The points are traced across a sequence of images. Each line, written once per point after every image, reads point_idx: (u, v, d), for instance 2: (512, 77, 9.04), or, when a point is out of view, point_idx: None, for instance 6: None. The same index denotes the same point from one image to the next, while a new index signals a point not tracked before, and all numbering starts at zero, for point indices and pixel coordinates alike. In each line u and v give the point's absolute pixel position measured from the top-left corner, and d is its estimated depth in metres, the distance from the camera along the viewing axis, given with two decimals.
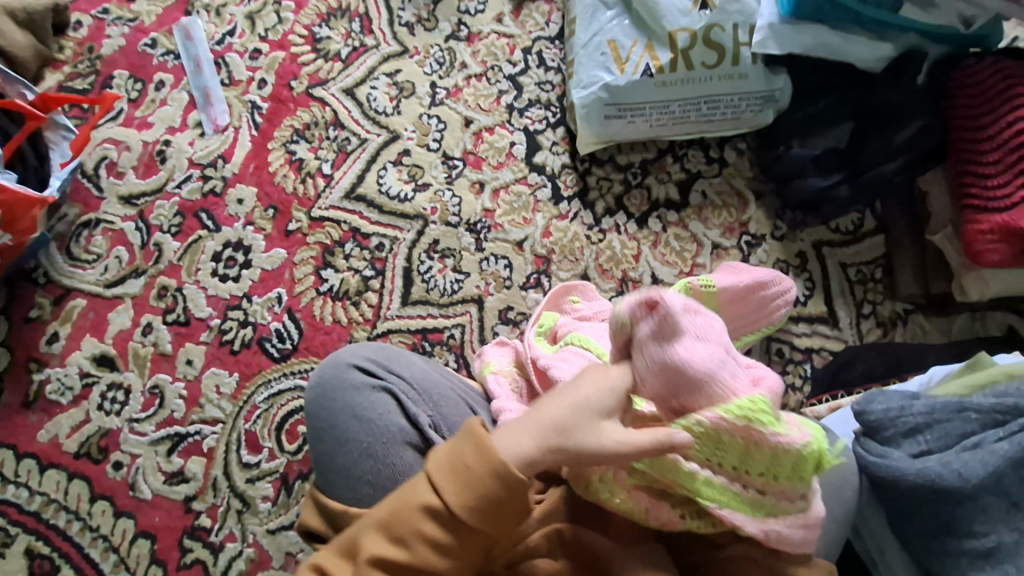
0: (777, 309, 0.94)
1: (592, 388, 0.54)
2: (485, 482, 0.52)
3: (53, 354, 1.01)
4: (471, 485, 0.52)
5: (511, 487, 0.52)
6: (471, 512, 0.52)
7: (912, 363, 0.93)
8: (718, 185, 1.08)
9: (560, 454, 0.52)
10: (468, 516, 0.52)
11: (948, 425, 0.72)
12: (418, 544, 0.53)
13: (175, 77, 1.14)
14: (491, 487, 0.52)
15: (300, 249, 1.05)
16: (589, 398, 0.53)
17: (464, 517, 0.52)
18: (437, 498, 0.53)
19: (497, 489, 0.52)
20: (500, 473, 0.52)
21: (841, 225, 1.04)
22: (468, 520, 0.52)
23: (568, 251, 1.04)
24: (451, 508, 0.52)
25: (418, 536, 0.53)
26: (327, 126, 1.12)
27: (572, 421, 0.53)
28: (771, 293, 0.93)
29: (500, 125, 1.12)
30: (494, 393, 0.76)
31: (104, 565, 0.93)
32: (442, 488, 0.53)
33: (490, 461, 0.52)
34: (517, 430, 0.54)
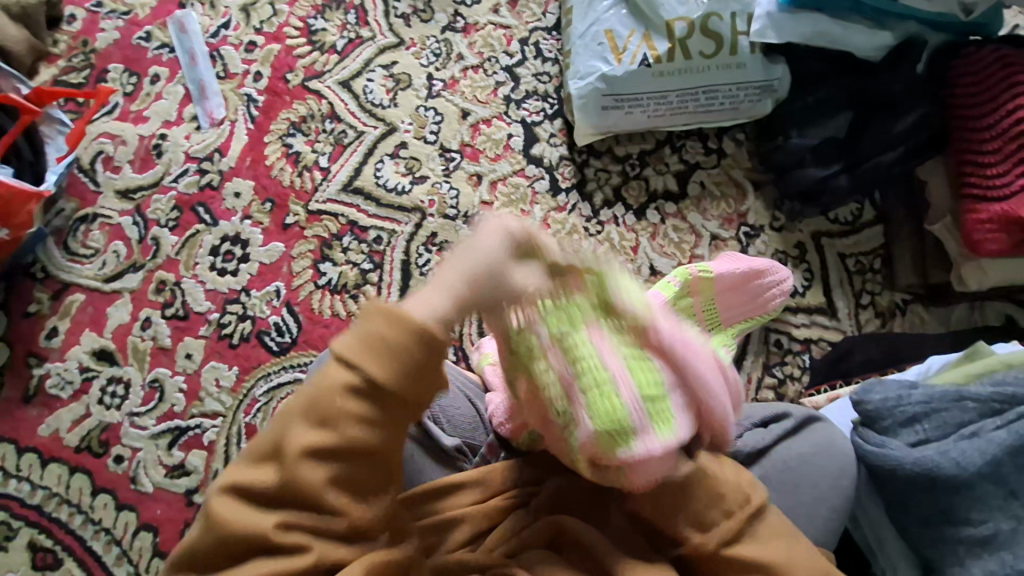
0: (774, 295, 0.96)
1: (489, 240, 0.53)
2: (400, 349, 0.51)
3: (52, 349, 1.01)
4: (389, 355, 0.51)
5: (425, 351, 0.51)
6: (388, 379, 0.51)
7: (911, 351, 0.93)
8: (716, 175, 1.07)
9: (471, 304, 0.53)
10: (390, 385, 0.51)
11: (946, 414, 0.72)
12: (340, 426, 0.51)
13: (170, 70, 1.14)
14: (407, 352, 0.51)
15: (298, 243, 1.05)
16: (489, 251, 0.53)
17: (386, 385, 0.51)
18: (354, 376, 0.51)
19: (415, 353, 0.51)
20: (414, 338, 0.51)
21: (840, 216, 1.04)
22: (393, 389, 0.51)
23: (567, 243, 1.04)
24: (369, 381, 0.51)
25: (337, 417, 0.51)
26: (324, 118, 1.11)
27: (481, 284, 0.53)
28: (765, 279, 0.95)
29: (497, 117, 1.11)
30: (490, 382, 0.78)
31: (107, 557, 0.93)
32: (357, 365, 0.51)
33: (403, 330, 0.51)
34: (423, 298, 0.52)
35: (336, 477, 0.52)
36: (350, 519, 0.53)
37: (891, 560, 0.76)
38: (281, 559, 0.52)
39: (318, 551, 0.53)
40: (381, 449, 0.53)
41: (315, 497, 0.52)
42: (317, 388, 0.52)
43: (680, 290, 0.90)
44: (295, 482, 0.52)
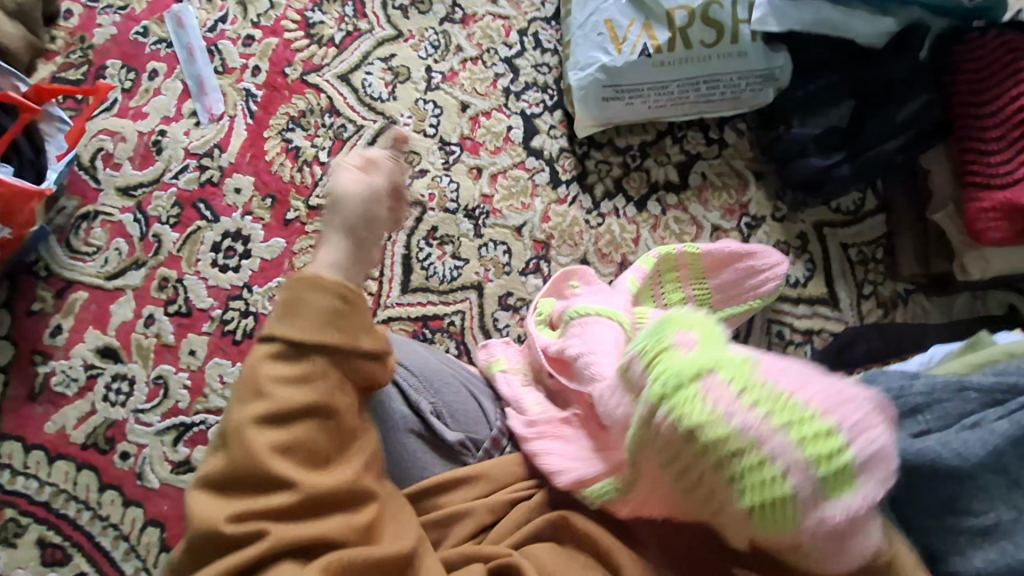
0: (765, 280, 0.93)
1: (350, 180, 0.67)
2: (320, 300, 0.57)
3: (57, 347, 1.02)
4: (313, 307, 0.56)
5: (338, 300, 0.57)
6: (310, 336, 0.56)
7: (912, 341, 0.92)
8: (718, 166, 1.07)
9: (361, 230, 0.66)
10: (310, 337, 0.56)
11: (947, 404, 0.72)
12: (277, 388, 0.54)
13: (168, 66, 1.13)
14: (323, 302, 0.57)
15: (299, 239, 1.05)
16: (353, 188, 0.67)
17: (311, 340, 0.56)
18: (281, 341, 0.55)
19: (329, 304, 0.57)
20: (330, 291, 0.57)
21: (842, 206, 1.03)
22: (318, 339, 0.56)
23: (567, 236, 1.04)
24: (297, 337, 0.55)
25: (275, 378, 0.54)
26: (323, 113, 1.11)
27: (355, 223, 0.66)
28: (761, 259, 0.93)
29: (497, 110, 1.11)
30: (504, 390, 0.78)
31: (115, 553, 0.94)
32: (284, 328, 0.56)
33: (315, 281, 0.57)
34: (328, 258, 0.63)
35: (285, 445, 0.53)
36: (308, 490, 0.52)
37: None
38: (246, 544, 0.51)
39: (278, 533, 0.51)
40: (324, 409, 0.55)
41: (267, 469, 0.52)
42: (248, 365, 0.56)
43: (661, 265, 0.92)
44: (245, 459, 0.52)
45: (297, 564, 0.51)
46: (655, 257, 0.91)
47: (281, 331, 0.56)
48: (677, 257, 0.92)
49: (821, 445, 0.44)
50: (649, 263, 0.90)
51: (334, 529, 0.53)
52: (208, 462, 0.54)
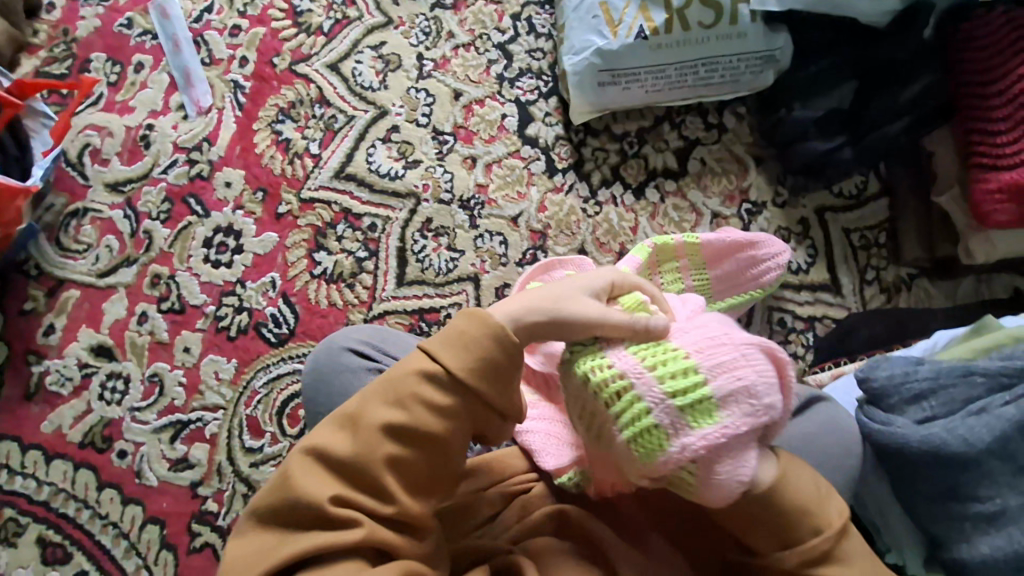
0: (767, 269, 0.91)
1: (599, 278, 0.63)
2: (484, 344, 0.55)
3: (50, 346, 1.00)
4: (474, 345, 0.55)
5: (507, 353, 0.55)
6: (472, 372, 0.54)
7: (916, 327, 0.91)
8: (717, 152, 1.04)
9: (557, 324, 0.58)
10: (469, 378, 0.54)
11: (953, 390, 0.71)
12: (415, 406, 0.54)
13: (154, 58, 1.11)
14: (488, 349, 0.55)
15: (292, 232, 1.03)
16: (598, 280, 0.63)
17: (468, 380, 0.54)
18: (436, 364, 0.55)
19: (497, 353, 0.55)
20: (498, 335, 0.55)
21: (844, 190, 1.01)
22: (470, 382, 0.54)
23: (565, 225, 1.02)
24: (451, 371, 0.54)
25: (418, 398, 0.54)
26: (313, 103, 1.09)
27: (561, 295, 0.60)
28: (766, 247, 0.92)
29: (490, 97, 1.08)
30: None
31: (116, 551, 0.94)
32: (443, 353, 0.55)
33: (491, 326, 0.55)
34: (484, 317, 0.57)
35: (398, 459, 0.54)
36: (398, 506, 0.53)
37: (897, 539, 0.74)
38: (335, 531, 0.51)
39: (369, 527, 0.52)
40: (442, 443, 0.54)
41: (375, 469, 0.53)
42: (395, 374, 0.55)
43: (658, 255, 0.88)
44: (364, 450, 0.53)
45: (367, 564, 0.51)
46: (650, 247, 0.88)
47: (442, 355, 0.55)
48: (676, 247, 0.89)
49: (679, 378, 0.53)
50: (643, 252, 0.86)
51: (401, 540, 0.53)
52: (322, 433, 0.55)
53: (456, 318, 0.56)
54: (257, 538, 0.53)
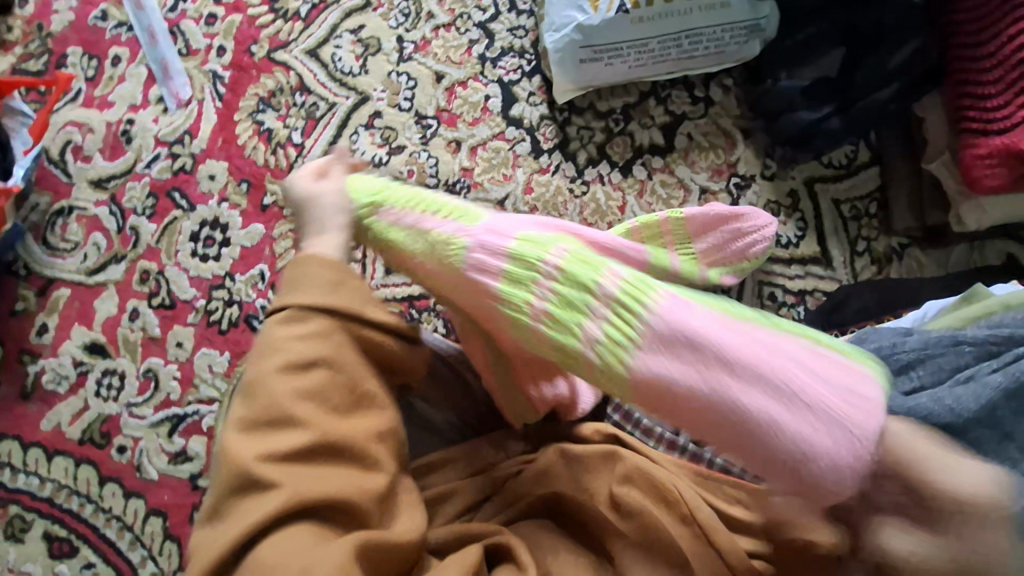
0: (753, 241, 0.91)
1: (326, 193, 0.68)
2: (323, 271, 0.60)
3: (44, 346, 1.01)
4: (318, 278, 0.60)
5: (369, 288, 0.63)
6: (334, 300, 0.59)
7: (906, 297, 0.89)
8: (704, 126, 1.03)
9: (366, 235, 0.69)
10: (328, 302, 0.58)
11: (942, 359, 0.69)
12: (292, 343, 0.56)
13: (131, 50, 1.09)
14: (327, 274, 0.60)
15: (278, 224, 1.03)
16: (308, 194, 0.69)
17: (322, 302, 0.58)
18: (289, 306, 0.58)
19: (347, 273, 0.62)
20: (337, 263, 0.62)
21: (834, 160, 1.00)
22: (326, 300, 0.58)
23: (551, 206, 1.01)
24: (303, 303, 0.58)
25: (292, 336, 0.56)
26: (293, 92, 1.07)
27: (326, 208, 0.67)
28: (749, 216, 0.91)
29: (473, 79, 1.07)
30: None
31: (121, 543, 0.95)
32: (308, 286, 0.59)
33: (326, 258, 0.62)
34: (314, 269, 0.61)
35: (307, 396, 0.54)
36: (322, 434, 0.52)
37: None
38: (270, 490, 0.50)
39: (296, 481, 0.50)
40: (337, 361, 0.56)
41: (291, 415, 0.52)
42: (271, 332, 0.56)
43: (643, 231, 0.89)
44: (274, 410, 0.53)
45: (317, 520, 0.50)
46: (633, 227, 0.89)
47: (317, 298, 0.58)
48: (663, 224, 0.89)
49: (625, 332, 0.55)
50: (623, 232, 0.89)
51: (347, 486, 0.52)
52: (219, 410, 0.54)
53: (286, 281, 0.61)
54: (210, 532, 0.51)
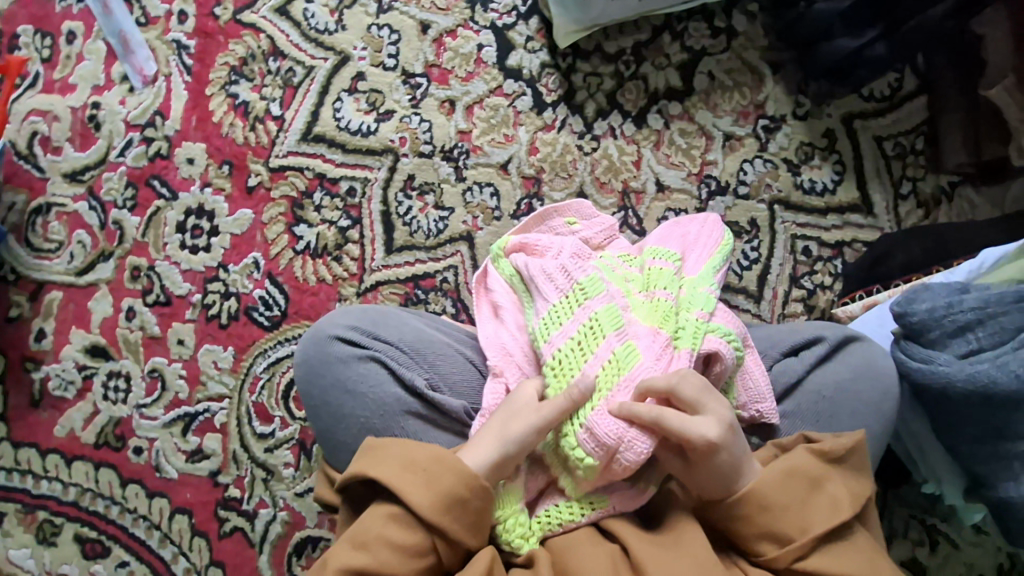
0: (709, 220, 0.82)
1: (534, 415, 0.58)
2: (452, 480, 0.54)
3: (45, 351, 0.97)
4: (441, 482, 0.54)
5: (482, 490, 0.55)
6: (438, 510, 0.53)
7: (959, 245, 0.80)
8: (726, 62, 0.92)
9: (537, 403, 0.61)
10: (436, 519, 0.53)
11: (1006, 318, 0.64)
12: (380, 550, 0.53)
13: (85, 24, 0.98)
14: (450, 483, 0.54)
15: (267, 207, 0.95)
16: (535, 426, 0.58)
17: (432, 516, 0.53)
18: (404, 503, 0.54)
19: (467, 493, 0.54)
20: (469, 475, 0.54)
21: (876, 91, 0.90)
22: (437, 519, 0.53)
23: (560, 167, 0.92)
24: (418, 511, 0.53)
25: (384, 542, 0.53)
26: (266, 57, 0.97)
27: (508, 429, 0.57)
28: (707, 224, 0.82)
29: (463, 26, 0.95)
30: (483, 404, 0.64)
31: (151, 542, 0.95)
32: (375, 469, 0.55)
33: (452, 462, 0.55)
34: (450, 468, 0.54)
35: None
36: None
37: (935, 470, 0.75)
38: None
39: None
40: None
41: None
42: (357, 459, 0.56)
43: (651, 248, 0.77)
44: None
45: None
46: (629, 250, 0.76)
47: (389, 483, 0.54)
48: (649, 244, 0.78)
49: None
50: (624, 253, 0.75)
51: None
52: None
53: (401, 477, 0.54)
54: None
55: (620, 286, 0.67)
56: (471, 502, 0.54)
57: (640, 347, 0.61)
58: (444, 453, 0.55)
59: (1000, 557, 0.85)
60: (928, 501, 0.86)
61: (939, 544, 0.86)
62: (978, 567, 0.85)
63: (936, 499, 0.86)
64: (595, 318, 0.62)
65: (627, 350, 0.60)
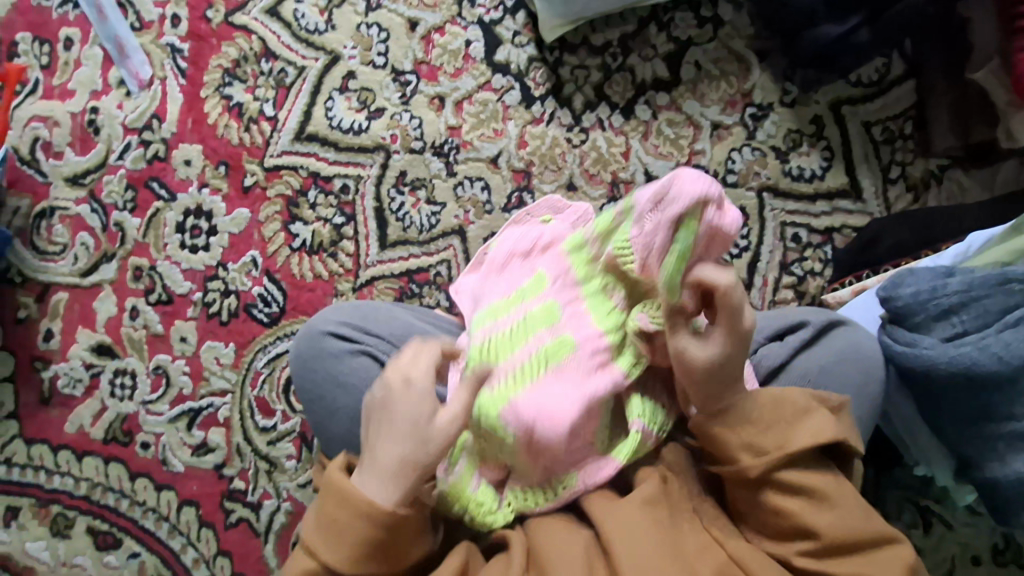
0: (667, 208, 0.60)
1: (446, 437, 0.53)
2: (354, 527, 0.52)
3: (53, 351, 1.00)
4: (346, 532, 0.52)
5: (395, 521, 0.52)
6: (356, 557, 0.52)
7: (947, 229, 0.81)
8: (713, 51, 0.92)
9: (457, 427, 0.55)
10: (352, 566, 0.52)
11: (988, 301, 0.64)
12: None
13: (82, 30, 1.00)
14: (357, 532, 0.52)
15: (263, 206, 0.97)
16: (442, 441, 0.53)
17: (346, 567, 0.52)
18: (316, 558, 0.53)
19: (378, 533, 0.52)
20: (365, 516, 0.51)
21: (863, 76, 0.90)
22: (355, 567, 0.52)
23: (549, 160, 0.93)
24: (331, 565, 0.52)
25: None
26: (258, 59, 0.98)
27: (403, 450, 0.52)
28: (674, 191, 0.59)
29: (450, 23, 0.96)
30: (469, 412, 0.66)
31: (160, 533, 0.98)
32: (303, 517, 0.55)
33: (352, 500, 0.52)
34: (347, 516, 0.52)
35: None
36: None
37: (925, 453, 0.77)
38: None
39: None
40: None
41: None
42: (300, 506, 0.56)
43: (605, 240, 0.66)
44: None
45: None
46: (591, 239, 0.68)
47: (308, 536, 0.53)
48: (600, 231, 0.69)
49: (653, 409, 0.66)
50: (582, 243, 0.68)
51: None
52: None
53: (313, 535, 0.53)
54: None
55: (580, 274, 0.66)
56: (382, 536, 0.52)
57: (570, 343, 0.62)
58: (343, 486, 0.52)
59: (992, 537, 0.86)
60: (919, 483, 0.87)
61: (933, 525, 0.87)
62: (971, 548, 0.86)
63: (928, 480, 0.87)
64: (523, 336, 0.63)
65: (553, 349, 0.62)
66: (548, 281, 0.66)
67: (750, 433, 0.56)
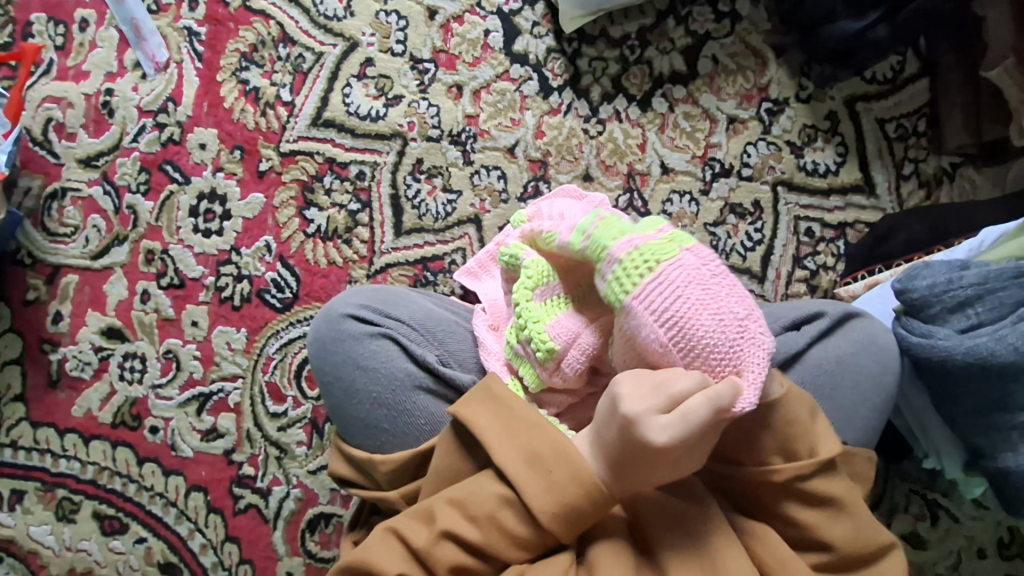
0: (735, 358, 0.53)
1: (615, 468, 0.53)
2: (568, 488, 0.53)
3: (62, 334, 0.99)
4: (561, 488, 0.53)
5: (600, 500, 0.53)
6: (554, 517, 0.53)
7: (960, 225, 0.82)
8: (730, 46, 0.93)
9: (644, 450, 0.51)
10: (541, 516, 0.53)
11: (1003, 294, 0.65)
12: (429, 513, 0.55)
13: (97, 12, 1.00)
14: (562, 480, 0.53)
15: (278, 190, 0.97)
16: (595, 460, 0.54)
17: (542, 519, 0.53)
18: (514, 490, 0.54)
19: (585, 498, 0.53)
20: (591, 489, 0.53)
21: (878, 74, 0.92)
22: (536, 512, 0.53)
23: (565, 150, 0.94)
24: (527, 504, 0.53)
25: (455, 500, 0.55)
26: (276, 44, 0.98)
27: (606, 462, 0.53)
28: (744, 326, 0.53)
29: (470, 12, 0.96)
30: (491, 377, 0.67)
31: (167, 518, 0.97)
32: (485, 438, 0.56)
33: (575, 463, 0.53)
34: (565, 482, 0.53)
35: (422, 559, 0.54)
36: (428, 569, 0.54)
37: (935, 445, 0.78)
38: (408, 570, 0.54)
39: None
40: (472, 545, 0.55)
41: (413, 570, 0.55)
42: (473, 422, 0.57)
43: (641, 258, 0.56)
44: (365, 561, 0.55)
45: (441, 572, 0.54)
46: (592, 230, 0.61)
47: (504, 469, 0.55)
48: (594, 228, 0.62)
49: None
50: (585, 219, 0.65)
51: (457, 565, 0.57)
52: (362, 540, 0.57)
53: (514, 473, 0.54)
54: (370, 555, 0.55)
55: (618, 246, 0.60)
56: (585, 509, 0.53)
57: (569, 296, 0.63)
58: (568, 446, 0.54)
59: (999, 531, 0.87)
60: (928, 476, 0.88)
61: (940, 518, 0.88)
62: (978, 541, 0.87)
63: (937, 474, 0.88)
64: (527, 291, 0.63)
65: (551, 303, 0.63)
66: (523, 244, 0.67)
67: (768, 442, 0.56)
